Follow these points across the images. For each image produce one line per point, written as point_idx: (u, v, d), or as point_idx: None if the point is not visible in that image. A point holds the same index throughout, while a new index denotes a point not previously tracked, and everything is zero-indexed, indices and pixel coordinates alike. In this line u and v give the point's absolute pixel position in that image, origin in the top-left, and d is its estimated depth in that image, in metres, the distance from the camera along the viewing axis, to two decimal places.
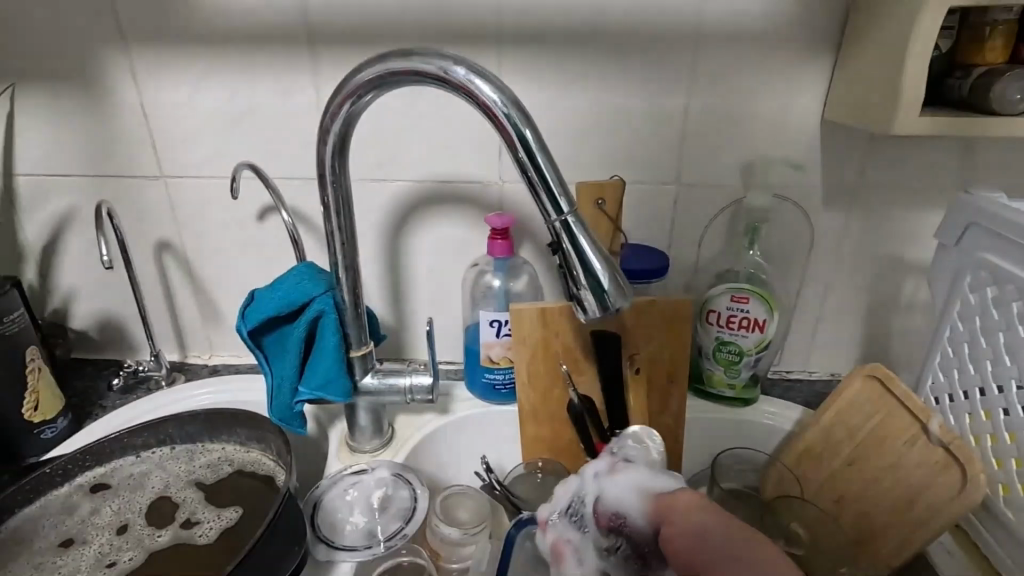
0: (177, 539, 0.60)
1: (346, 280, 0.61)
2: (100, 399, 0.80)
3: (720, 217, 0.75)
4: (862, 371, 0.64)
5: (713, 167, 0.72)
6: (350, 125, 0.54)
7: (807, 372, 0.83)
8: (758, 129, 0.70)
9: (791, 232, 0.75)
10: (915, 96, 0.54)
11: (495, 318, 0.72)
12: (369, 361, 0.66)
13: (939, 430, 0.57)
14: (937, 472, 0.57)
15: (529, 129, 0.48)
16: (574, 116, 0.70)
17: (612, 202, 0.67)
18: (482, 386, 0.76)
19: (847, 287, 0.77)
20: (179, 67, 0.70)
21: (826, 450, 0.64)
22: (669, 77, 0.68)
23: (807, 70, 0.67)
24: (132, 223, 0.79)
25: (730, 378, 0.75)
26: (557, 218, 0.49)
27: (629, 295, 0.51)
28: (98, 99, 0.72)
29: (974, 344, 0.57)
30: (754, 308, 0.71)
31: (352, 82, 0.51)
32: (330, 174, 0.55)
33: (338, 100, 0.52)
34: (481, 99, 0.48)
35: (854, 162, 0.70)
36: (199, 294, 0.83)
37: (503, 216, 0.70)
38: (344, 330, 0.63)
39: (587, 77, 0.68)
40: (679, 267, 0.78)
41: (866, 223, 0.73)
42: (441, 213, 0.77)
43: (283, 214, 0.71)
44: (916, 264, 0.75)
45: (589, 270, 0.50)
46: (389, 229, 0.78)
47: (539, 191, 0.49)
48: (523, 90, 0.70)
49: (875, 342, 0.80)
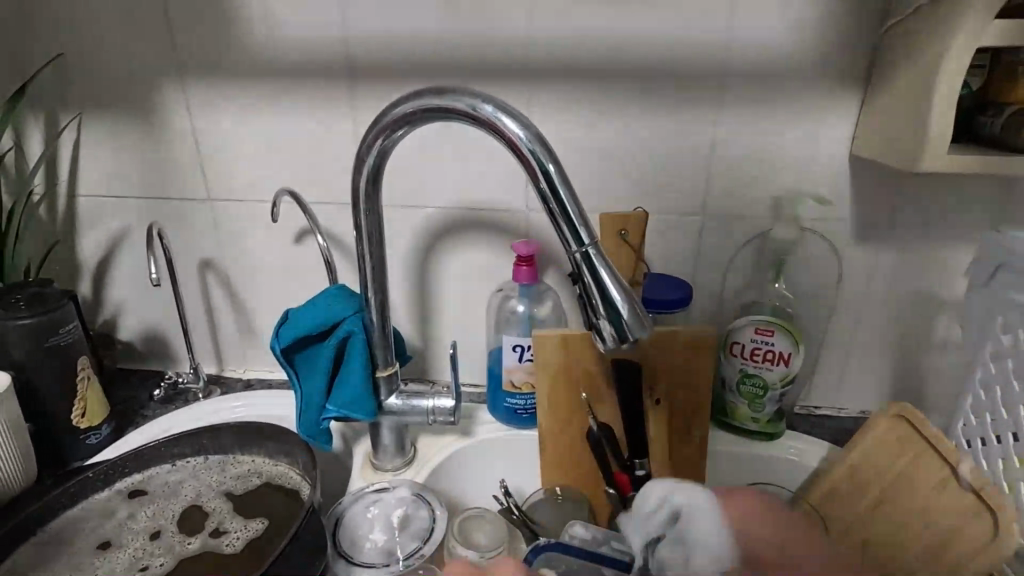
0: (205, 547, 0.62)
1: (376, 302, 0.63)
2: (142, 408, 0.84)
3: (746, 249, 0.75)
4: (891, 410, 0.63)
5: (738, 200, 0.73)
6: (384, 157, 0.56)
7: (835, 408, 0.81)
8: (784, 162, 0.70)
9: (818, 265, 0.74)
10: (941, 135, 0.55)
11: (517, 343, 0.73)
12: (394, 381, 0.67)
13: (971, 474, 0.56)
14: (969, 517, 0.55)
15: (553, 164, 0.50)
16: (600, 148, 0.72)
17: (635, 233, 0.67)
18: (503, 410, 0.77)
19: (878, 323, 0.76)
20: (230, 99, 0.75)
21: (852, 491, 0.62)
22: (695, 111, 0.69)
23: (834, 106, 0.67)
24: (179, 242, 0.84)
25: (754, 411, 0.74)
26: (577, 249, 0.51)
27: (648, 326, 0.51)
28: (155, 127, 0.78)
29: (1007, 387, 0.55)
30: (779, 341, 0.70)
31: (387, 118, 0.54)
32: (363, 202, 0.58)
33: (373, 134, 0.55)
34: (507, 135, 0.50)
35: (883, 197, 0.70)
36: (237, 310, 0.87)
37: (529, 244, 0.72)
38: (372, 351, 0.65)
39: (613, 111, 0.70)
40: (704, 297, 0.78)
41: (896, 259, 0.72)
42: (469, 240, 0.79)
43: (318, 238, 0.74)
44: (950, 302, 0.73)
45: (609, 301, 0.51)
46: (418, 253, 0.81)
47: (561, 223, 0.51)
48: (550, 123, 0.72)
49: (907, 381, 0.78)
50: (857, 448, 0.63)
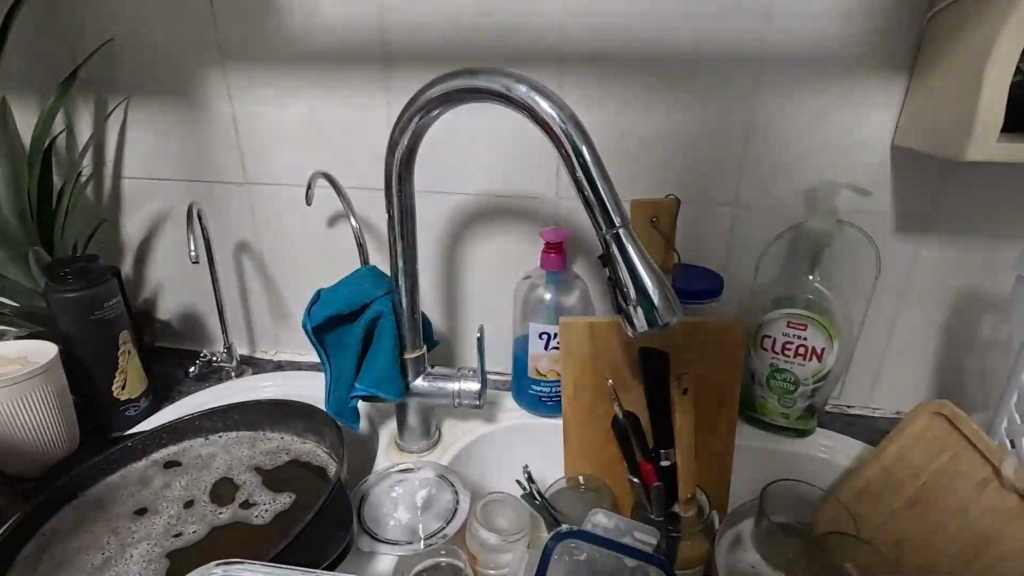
0: (236, 517, 0.64)
1: (406, 285, 0.64)
2: (177, 384, 0.87)
3: (780, 240, 0.74)
4: (928, 407, 0.60)
5: (773, 190, 0.71)
6: (418, 139, 0.57)
7: (869, 408, 0.79)
8: (822, 151, 0.69)
9: (855, 259, 0.72)
10: (990, 124, 0.53)
11: (544, 330, 0.73)
12: (421, 363, 0.68)
13: (1014, 475, 0.54)
14: (1011, 519, 0.54)
15: (585, 146, 0.50)
16: (632, 137, 0.72)
17: (667, 220, 0.64)
18: (528, 397, 0.77)
19: (916, 319, 0.73)
20: (270, 84, 0.77)
21: (885, 489, 0.61)
22: (731, 99, 0.68)
23: (877, 94, 0.65)
24: (216, 224, 0.86)
25: (784, 407, 0.73)
26: (608, 231, 0.50)
27: (679, 312, 0.51)
28: (198, 111, 0.80)
29: None
30: (813, 335, 0.69)
31: (422, 99, 0.54)
32: (396, 183, 0.59)
33: (408, 115, 0.56)
34: (540, 115, 0.50)
35: (925, 189, 0.68)
36: (271, 292, 0.90)
37: (558, 231, 0.72)
38: (400, 332, 0.66)
39: (647, 98, 0.70)
40: (735, 289, 0.77)
41: (939, 254, 0.70)
42: (498, 226, 0.79)
43: (351, 220, 0.75)
44: (995, 300, 0.71)
45: (639, 285, 0.50)
46: (448, 239, 0.81)
47: (593, 205, 0.51)
48: (584, 109, 0.72)
49: (946, 381, 0.76)
50: (892, 445, 0.61)
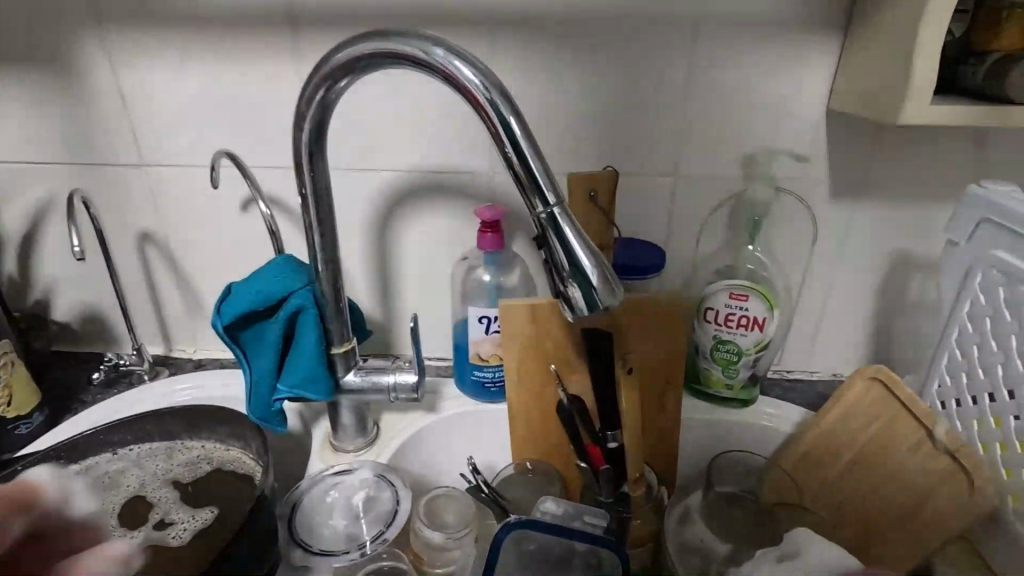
0: (150, 540, 0.58)
1: (327, 275, 0.58)
2: (81, 393, 0.78)
3: (720, 210, 0.72)
4: (866, 372, 0.60)
5: (712, 158, 0.69)
6: (328, 111, 0.51)
7: (807, 372, 0.81)
8: (760, 117, 0.67)
9: (794, 226, 0.72)
10: (924, 87, 0.52)
11: (483, 314, 0.69)
12: (351, 358, 0.63)
13: (945, 436, 0.55)
14: (943, 479, 0.55)
15: (513, 116, 0.45)
16: (568, 105, 0.67)
17: (605, 193, 0.61)
18: (470, 383, 0.74)
19: (851, 284, 0.74)
20: (160, 51, 0.68)
21: (825, 453, 0.61)
22: (668, 63, 0.65)
23: (812, 56, 0.64)
24: (113, 213, 0.77)
25: (727, 378, 0.73)
26: (542, 210, 0.47)
27: (619, 293, 0.48)
28: (75, 84, 0.70)
29: (983, 347, 0.52)
30: (754, 306, 0.68)
31: (328, 66, 0.48)
32: (307, 161, 0.53)
33: (314, 84, 0.49)
34: (461, 82, 0.45)
35: (860, 154, 0.67)
36: (183, 285, 0.81)
37: (494, 209, 0.68)
38: (325, 326, 0.60)
39: (582, 63, 0.66)
40: (677, 261, 0.75)
41: (872, 218, 0.70)
42: (430, 205, 0.74)
43: (262, 205, 0.67)
44: (924, 261, 0.72)
45: (576, 265, 0.47)
46: (376, 220, 0.75)
47: (524, 180, 0.46)
48: (515, 76, 0.66)
49: (880, 342, 0.77)
50: (832, 411, 0.61)
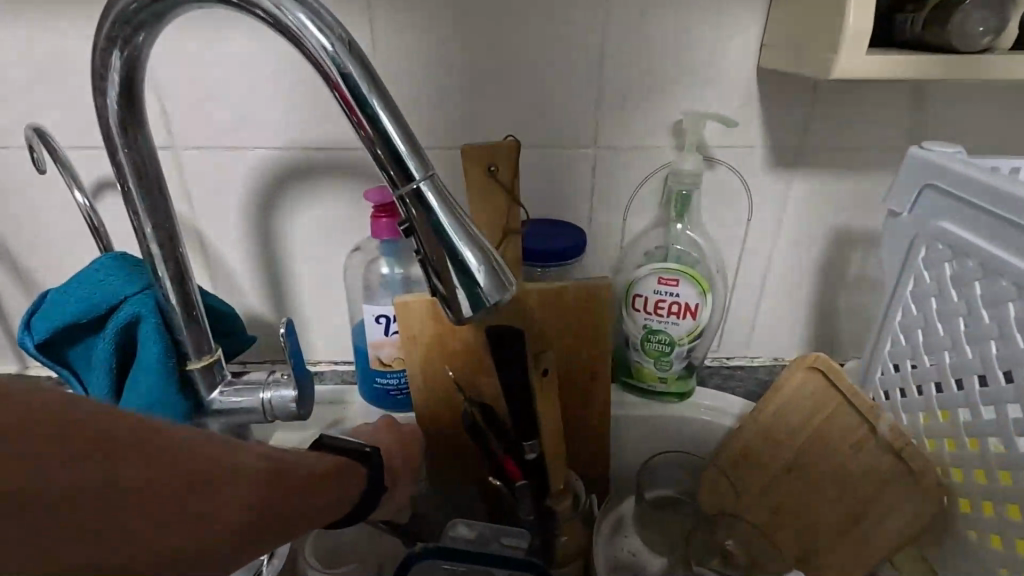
0: None
1: (168, 274, 0.47)
2: None
3: (647, 185, 0.64)
4: (804, 361, 0.54)
5: (633, 127, 0.61)
6: (135, 70, 0.40)
7: (748, 358, 0.75)
8: (685, 77, 0.59)
9: (727, 200, 0.65)
10: (859, 34, 0.44)
11: (381, 313, 0.60)
12: (217, 373, 0.52)
13: (889, 432, 0.49)
14: (888, 482, 0.49)
15: (361, 72, 0.36)
16: (467, 67, 0.58)
17: (506, 167, 0.52)
18: (373, 391, 0.65)
19: (790, 261, 0.68)
20: None
21: (766, 452, 0.55)
22: (577, 15, 0.56)
23: (740, 5, 0.56)
24: None
25: (661, 371, 0.66)
26: (406, 190, 0.38)
27: (509, 288, 0.40)
28: None
29: (929, 331, 0.46)
30: (685, 291, 0.61)
31: (121, 8, 0.37)
32: (119, 135, 0.42)
33: (107, 32, 0.38)
34: (293, 29, 0.36)
35: (794, 118, 0.61)
36: (28, 291, 0.68)
37: (386, 190, 0.58)
38: (174, 337, 0.50)
39: (479, 16, 0.56)
40: (603, 244, 0.68)
41: (808, 189, 0.64)
42: (316, 188, 0.64)
43: (77, 195, 0.55)
44: (863, 234, 0.67)
45: (452, 255, 0.38)
46: (255, 207, 0.64)
47: (383, 156, 0.37)
48: (402, 32, 0.56)
49: (820, 323, 0.72)
50: (770, 407, 0.55)
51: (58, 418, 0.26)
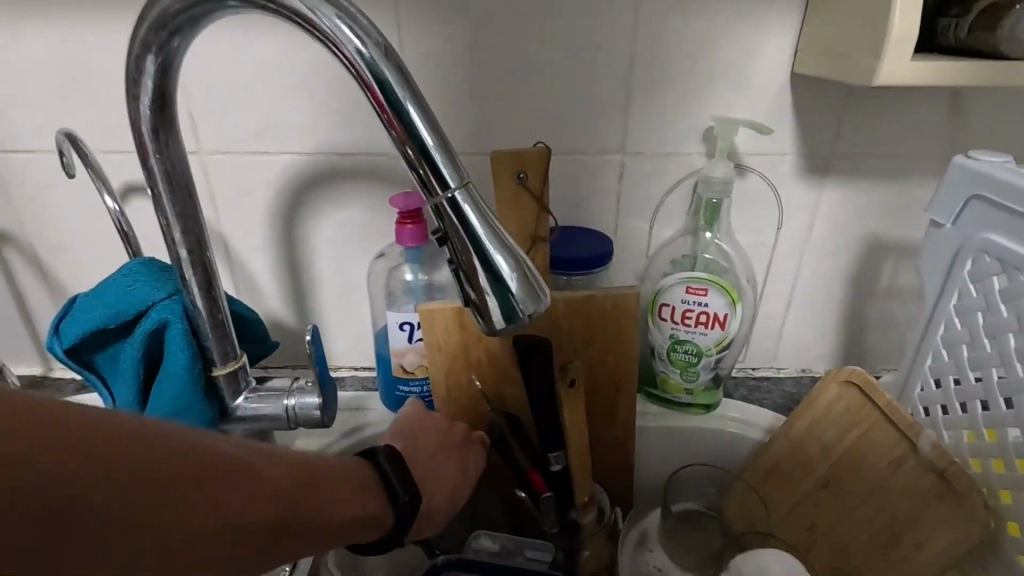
0: None
1: (195, 279, 0.47)
2: None
3: (674, 192, 0.63)
4: (840, 375, 0.53)
5: (662, 134, 0.60)
6: (168, 75, 0.40)
7: (774, 369, 0.73)
8: (716, 83, 0.58)
9: (756, 209, 0.64)
10: (903, 40, 0.43)
11: (405, 321, 0.59)
12: (241, 378, 0.52)
13: (932, 450, 0.47)
14: (930, 502, 0.47)
15: (397, 78, 0.36)
16: (494, 73, 0.57)
17: (536, 174, 0.51)
18: (395, 398, 0.64)
19: (820, 271, 0.67)
20: None
21: (798, 468, 0.54)
22: (607, 21, 0.56)
23: (774, 10, 0.55)
24: None
25: (687, 382, 0.64)
26: (441, 197, 0.37)
27: (543, 299, 0.39)
28: None
29: (975, 347, 0.45)
30: (713, 301, 0.60)
31: (157, 13, 0.37)
32: (151, 139, 0.42)
33: (143, 36, 0.38)
34: (329, 34, 0.35)
35: (828, 125, 0.59)
36: (54, 293, 0.69)
37: (412, 196, 0.58)
38: (201, 343, 0.49)
39: (507, 21, 0.55)
40: (628, 252, 0.67)
41: (841, 197, 0.63)
42: (340, 193, 0.63)
43: (108, 200, 0.55)
44: (896, 245, 0.65)
45: (486, 262, 0.37)
46: (279, 212, 0.64)
47: (417, 162, 0.37)
48: (430, 37, 0.56)
49: (850, 335, 0.70)
50: (802, 421, 0.54)
51: (58, 415, 0.26)
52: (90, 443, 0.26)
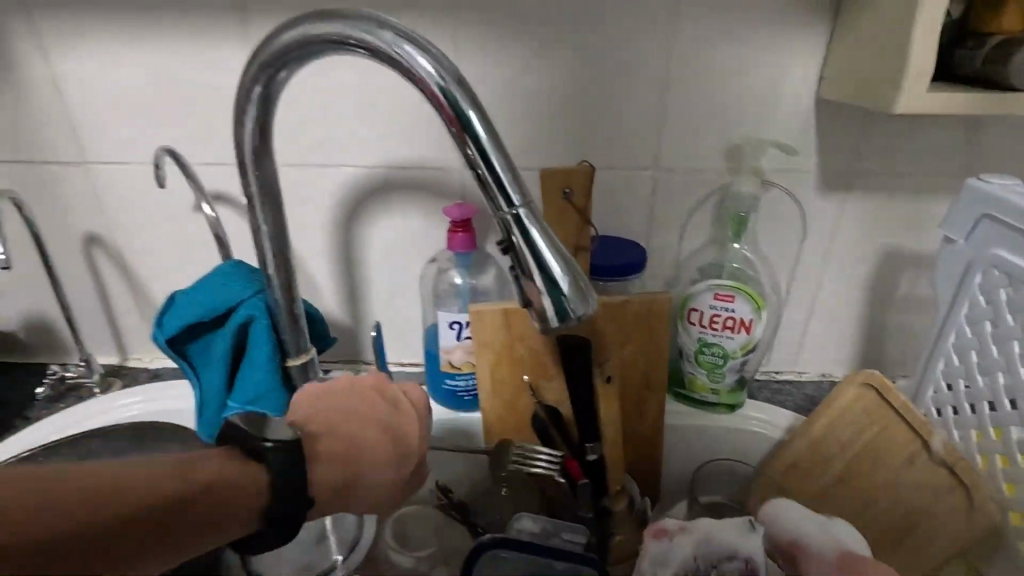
0: None
1: (279, 280, 0.53)
2: (25, 409, 0.73)
3: (703, 206, 0.68)
4: (858, 377, 0.57)
5: (694, 152, 0.65)
6: (269, 103, 0.46)
7: (796, 373, 0.77)
8: (745, 106, 0.63)
9: (781, 222, 0.68)
10: (920, 73, 0.48)
11: (455, 320, 0.65)
12: (312, 369, 0.58)
13: (943, 448, 0.52)
14: (940, 494, 0.52)
15: (473, 109, 0.41)
16: (541, 95, 0.63)
17: (581, 190, 0.56)
18: (442, 392, 0.70)
19: (841, 281, 0.71)
20: (94, 37, 0.62)
21: (818, 464, 0.57)
22: (646, 49, 0.61)
23: (801, 40, 0.60)
24: (54, 215, 0.71)
25: (713, 383, 0.69)
26: (507, 212, 0.42)
27: (593, 302, 0.44)
28: (5, 75, 0.64)
29: (983, 352, 0.49)
30: (740, 307, 0.64)
31: (266, 52, 0.43)
32: (251, 159, 0.48)
33: (252, 71, 0.44)
34: (415, 70, 0.40)
35: (850, 145, 0.64)
36: (134, 290, 0.76)
37: (464, 207, 0.63)
38: (280, 337, 0.56)
39: (554, 48, 0.61)
40: (659, 261, 0.72)
41: (862, 212, 0.67)
42: (396, 203, 0.69)
43: (205, 207, 0.62)
44: (915, 257, 0.69)
45: (545, 270, 0.43)
46: (339, 220, 0.70)
47: (487, 181, 0.42)
48: (483, 63, 0.62)
49: (870, 342, 0.74)
50: (822, 420, 0.57)
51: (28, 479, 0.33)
52: (71, 492, 0.33)
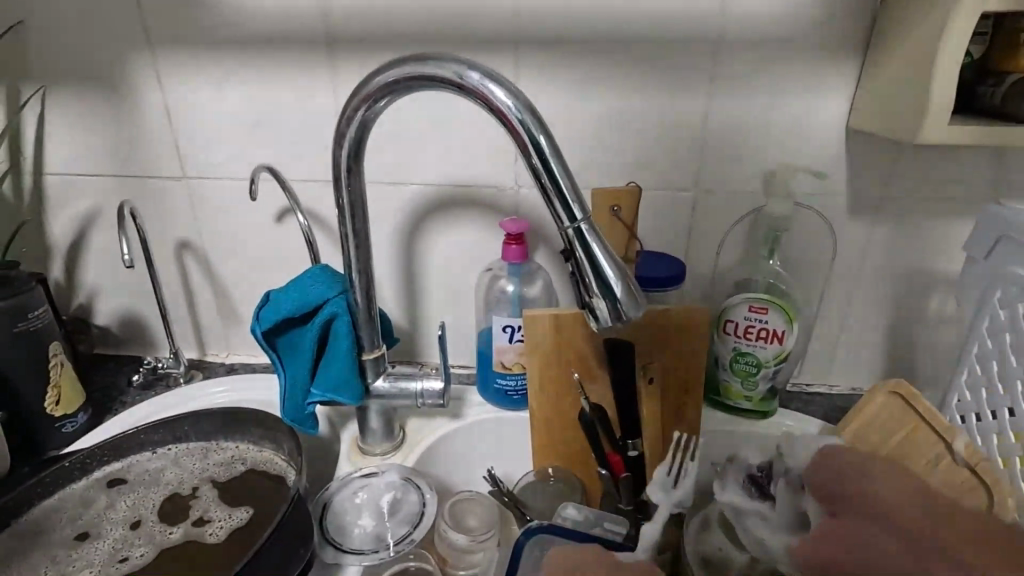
0: (189, 536, 0.60)
1: (360, 284, 0.61)
2: (121, 395, 0.81)
3: (739, 225, 0.74)
4: (885, 387, 0.60)
5: (731, 176, 0.71)
6: (365, 130, 0.54)
7: (827, 386, 0.81)
8: (779, 136, 0.69)
9: (813, 241, 0.73)
10: (942, 107, 0.53)
11: (507, 324, 0.71)
12: (380, 364, 0.65)
13: (966, 450, 0.55)
14: (964, 495, 0.54)
15: (543, 135, 0.48)
16: (591, 123, 0.70)
17: (628, 208, 0.63)
18: (494, 391, 0.76)
19: (870, 299, 0.75)
20: (204, 69, 0.71)
21: None
22: (688, 83, 0.67)
23: (832, 76, 0.65)
24: (155, 223, 0.81)
25: (747, 390, 0.73)
26: (570, 225, 0.49)
27: (643, 305, 0.50)
28: (126, 103, 0.74)
29: (1003, 362, 0.53)
30: (773, 319, 0.69)
31: (368, 87, 0.51)
32: (345, 176, 0.55)
33: (354, 104, 0.52)
34: (495, 104, 0.48)
35: (879, 172, 0.69)
36: (218, 291, 0.84)
37: (520, 221, 0.69)
38: (357, 333, 0.63)
39: (605, 81, 0.68)
40: (696, 275, 0.77)
41: (890, 234, 0.71)
42: (456, 218, 0.77)
43: (300, 217, 0.71)
44: (945, 277, 0.73)
45: (603, 277, 0.49)
46: (404, 232, 0.78)
47: (553, 198, 0.49)
48: (541, 94, 0.69)
49: (899, 357, 0.78)
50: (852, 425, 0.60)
51: None
52: None
